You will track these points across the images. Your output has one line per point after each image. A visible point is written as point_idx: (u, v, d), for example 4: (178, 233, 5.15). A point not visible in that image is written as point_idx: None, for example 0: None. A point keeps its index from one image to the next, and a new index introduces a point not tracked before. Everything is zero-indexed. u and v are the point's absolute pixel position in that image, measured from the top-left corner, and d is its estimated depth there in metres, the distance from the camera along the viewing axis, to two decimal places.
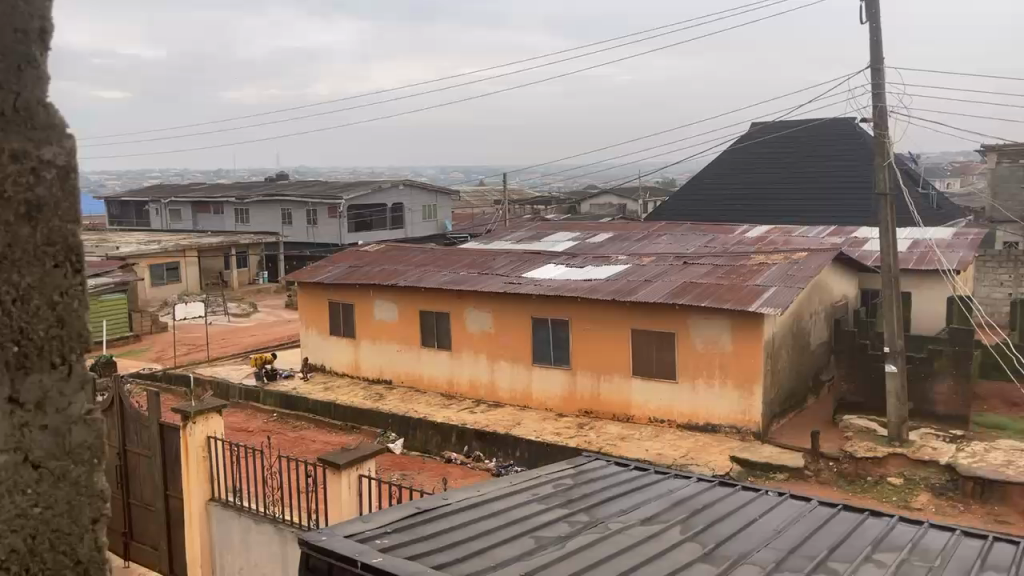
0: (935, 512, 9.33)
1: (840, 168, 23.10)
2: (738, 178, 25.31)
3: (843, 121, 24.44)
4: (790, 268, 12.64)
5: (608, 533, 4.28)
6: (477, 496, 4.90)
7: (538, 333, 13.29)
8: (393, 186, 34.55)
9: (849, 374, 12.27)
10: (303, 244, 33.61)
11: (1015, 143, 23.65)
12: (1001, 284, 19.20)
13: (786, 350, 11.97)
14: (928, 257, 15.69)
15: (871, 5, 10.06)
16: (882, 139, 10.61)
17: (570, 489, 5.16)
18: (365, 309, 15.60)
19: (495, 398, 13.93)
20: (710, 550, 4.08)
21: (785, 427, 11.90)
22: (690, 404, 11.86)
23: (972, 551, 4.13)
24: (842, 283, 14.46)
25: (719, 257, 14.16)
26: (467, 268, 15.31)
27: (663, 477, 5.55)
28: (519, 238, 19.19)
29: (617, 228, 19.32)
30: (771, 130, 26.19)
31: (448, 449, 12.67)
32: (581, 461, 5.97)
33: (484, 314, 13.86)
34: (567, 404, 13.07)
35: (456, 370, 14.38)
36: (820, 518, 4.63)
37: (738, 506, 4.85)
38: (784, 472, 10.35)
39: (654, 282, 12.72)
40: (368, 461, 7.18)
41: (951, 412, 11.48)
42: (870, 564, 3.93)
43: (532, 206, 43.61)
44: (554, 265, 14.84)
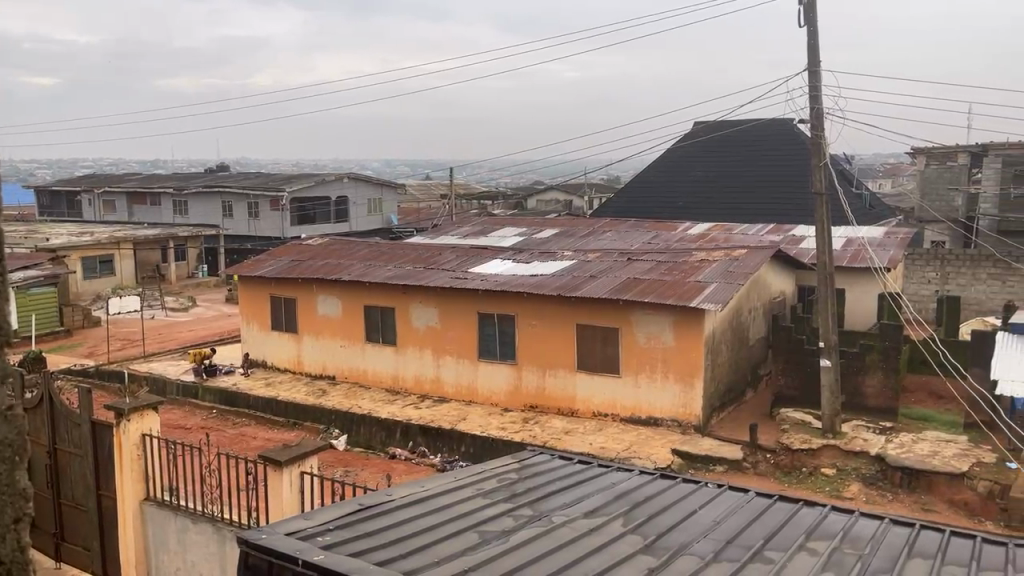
0: (865, 501, 9.68)
1: (779, 167, 23.70)
2: (680, 176, 25.72)
3: (781, 122, 25.07)
4: (731, 265, 12.91)
5: (551, 526, 4.32)
6: (421, 492, 4.88)
7: (484, 329, 13.29)
8: (337, 179, 34.08)
9: (786, 369, 12.62)
10: (244, 237, 32.90)
11: (942, 146, 24.52)
12: (928, 282, 19.99)
13: (726, 345, 12.24)
14: (860, 255, 16.23)
15: (810, 9, 10.32)
16: (819, 140, 10.91)
17: (515, 484, 5.18)
18: (308, 304, 15.36)
19: (440, 394, 13.89)
20: (650, 542, 4.15)
21: (724, 421, 12.18)
22: (632, 399, 12.02)
23: (899, 539, 4.29)
24: (779, 280, 14.85)
25: (662, 254, 14.39)
26: (413, 262, 15.21)
27: (606, 471, 5.62)
28: (465, 233, 19.15)
29: (564, 225, 19.42)
30: (714, 129, 26.66)
31: (392, 445, 12.59)
32: (526, 456, 5.99)
33: (430, 309, 13.79)
34: (512, 400, 13.12)
35: (401, 366, 14.29)
36: (757, 509, 4.76)
37: (679, 498, 4.94)
38: (723, 464, 10.59)
39: (598, 278, 12.85)
40: (310, 457, 7.07)
41: (881, 405, 11.91)
42: (804, 553, 4.05)
43: (479, 202, 43.56)
44: (500, 260, 14.86)
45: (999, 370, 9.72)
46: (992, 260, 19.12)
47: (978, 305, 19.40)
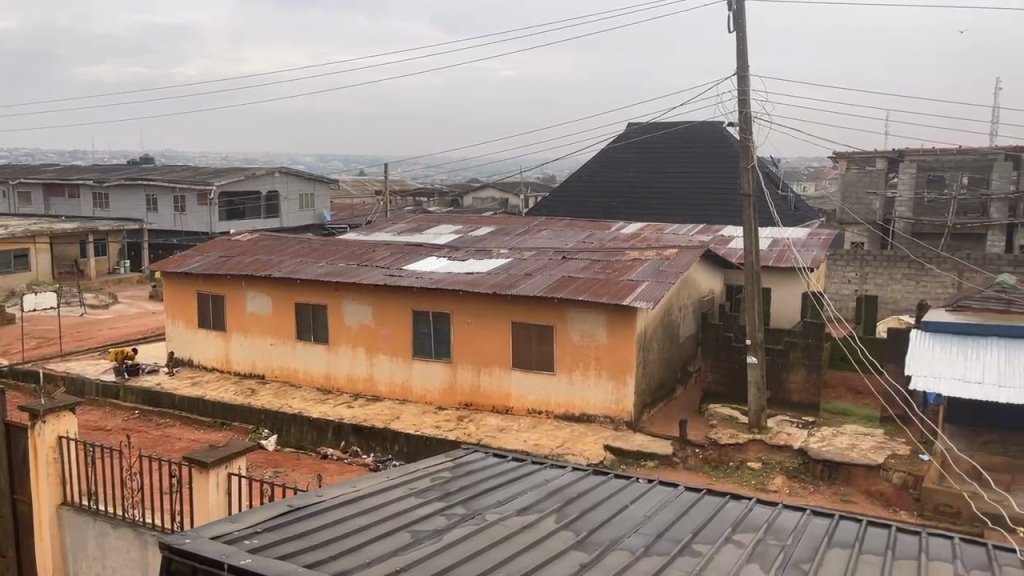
0: (788, 494, 10.03)
1: (709, 169, 24.26)
2: (614, 176, 26.08)
3: (711, 124, 25.65)
4: (662, 264, 13.15)
5: (485, 524, 4.32)
6: (353, 492, 4.81)
7: (418, 326, 13.21)
8: (268, 173, 33.30)
9: (714, 366, 12.94)
10: (170, 232, 31.85)
11: (861, 150, 25.53)
12: (848, 281, 20.82)
13: (657, 343, 12.46)
14: (786, 255, 16.75)
15: (739, 15, 10.59)
16: (747, 143, 11.21)
17: (448, 482, 5.16)
18: (236, 301, 14.97)
19: (373, 393, 13.74)
20: (582, 538, 4.19)
21: (655, 417, 12.40)
22: (566, 396, 12.13)
23: (820, 529, 4.45)
24: (709, 279, 15.21)
25: (596, 252, 14.55)
26: (346, 259, 14.99)
27: (539, 467, 5.66)
28: (400, 230, 18.98)
29: (499, 222, 19.44)
30: (646, 131, 27.12)
31: (324, 445, 12.40)
32: (460, 454, 5.98)
33: (364, 306, 13.63)
34: (446, 398, 13.08)
35: (333, 365, 14.07)
36: (686, 503, 4.86)
37: (611, 494, 5.01)
38: (654, 459, 10.79)
39: (533, 276, 12.90)
40: (237, 459, 6.89)
41: (804, 401, 12.34)
42: (730, 545, 4.16)
43: (414, 198, 43.23)
44: (435, 258, 14.77)
45: (913, 366, 10.18)
46: (907, 261, 20.00)
47: (894, 304, 20.25)
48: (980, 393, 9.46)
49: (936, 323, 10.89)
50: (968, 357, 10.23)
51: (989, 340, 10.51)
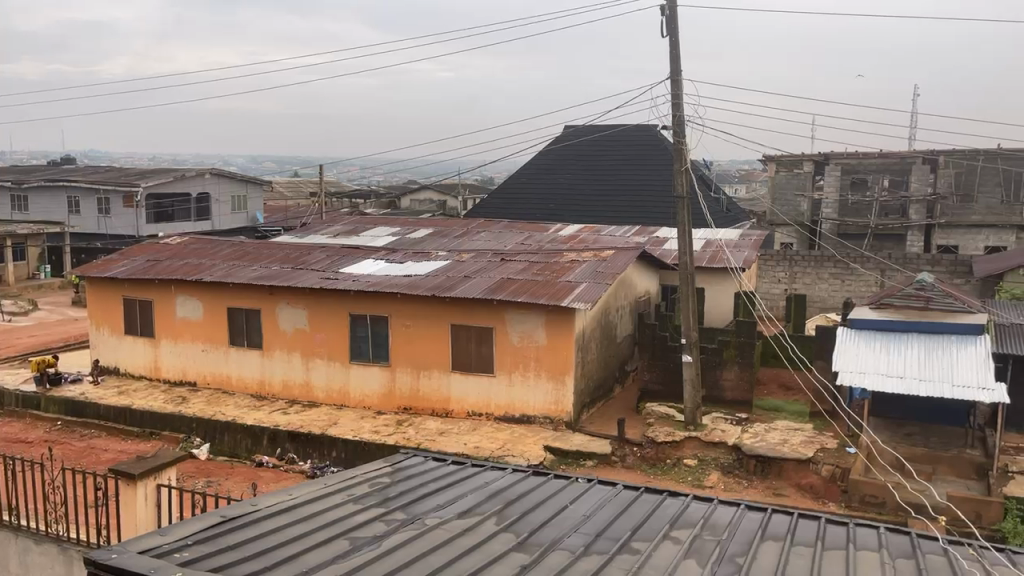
0: (723, 489, 10.28)
1: (644, 172, 24.67)
2: (552, 178, 26.27)
3: (645, 128, 26.09)
4: (600, 265, 13.30)
5: (425, 529, 4.28)
6: (288, 501, 4.69)
7: (356, 330, 13.03)
8: (198, 175, 32.37)
9: (651, 365, 13.15)
10: (94, 236, 30.65)
11: (790, 154, 26.35)
12: (778, 281, 21.43)
13: (595, 343, 12.59)
14: (718, 255, 17.14)
15: (672, 20, 10.79)
16: (680, 146, 11.41)
17: (387, 488, 5.10)
18: (166, 306, 14.51)
19: (310, 398, 13.49)
20: (523, 539, 4.20)
21: (594, 417, 12.53)
22: (506, 398, 12.15)
23: (754, 523, 4.56)
24: (645, 280, 15.45)
25: (534, 254, 14.62)
26: (281, 262, 14.69)
27: (479, 470, 5.64)
28: (335, 233, 18.71)
29: (438, 225, 19.33)
30: (584, 133, 27.42)
31: (259, 452, 12.13)
32: (399, 459, 5.90)
33: (299, 310, 13.37)
34: (385, 402, 12.93)
35: (268, 370, 13.76)
36: (624, 501, 4.92)
37: (551, 494, 5.03)
38: (593, 459, 10.89)
39: (472, 278, 12.87)
40: (166, 469, 6.66)
41: (737, 398, 12.64)
42: (667, 542, 4.22)
43: (350, 200, 42.66)
44: (372, 260, 14.60)
45: (839, 363, 10.54)
46: (833, 261, 20.70)
47: (822, 303, 20.93)
48: (902, 387, 9.88)
49: (861, 321, 11.26)
50: (891, 353, 10.64)
51: (910, 335, 10.95)
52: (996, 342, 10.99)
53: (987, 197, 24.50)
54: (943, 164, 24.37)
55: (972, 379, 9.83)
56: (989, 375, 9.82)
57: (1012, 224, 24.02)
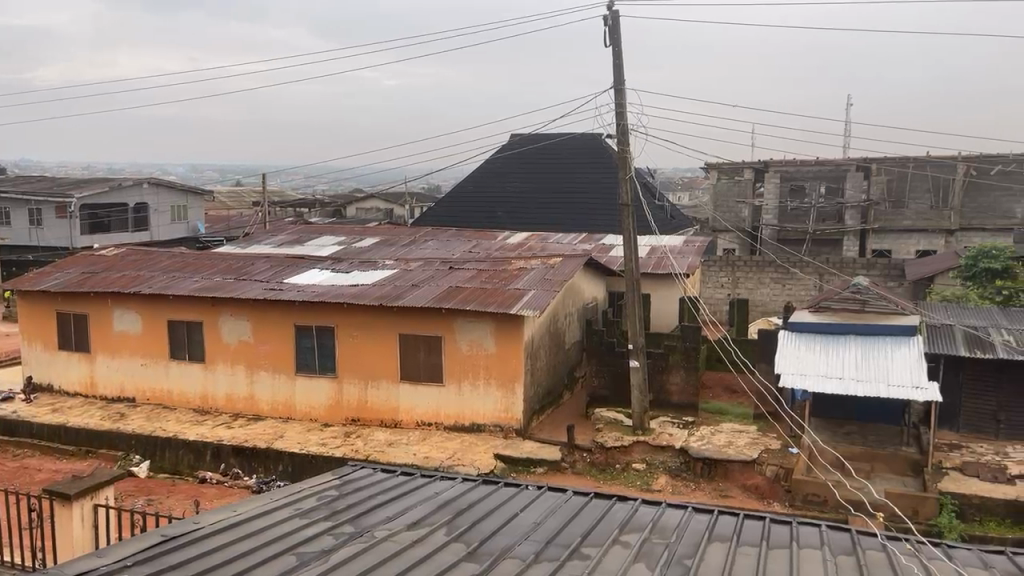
0: (671, 492, 10.43)
1: (590, 180, 24.92)
2: (499, 187, 26.31)
3: (591, 136, 26.33)
4: (547, 272, 13.37)
5: (374, 542, 4.23)
6: (233, 517, 4.58)
7: (301, 341, 12.82)
8: (136, 184, 31.52)
9: (599, 371, 13.26)
10: (25, 248, 29.53)
11: (730, 161, 26.91)
12: (721, 286, 21.85)
13: (543, 349, 12.63)
14: (663, 261, 17.41)
15: (614, 30, 10.95)
16: (624, 153, 11.55)
17: (335, 501, 5.02)
18: (102, 320, 14.06)
19: (254, 411, 13.22)
20: (473, 549, 4.18)
21: (543, 423, 12.56)
22: (455, 406, 12.09)
23: (701, 525, 4.63)
24: (592, 286, 15.60)
25: (481, 262, 14.63)
26: (223, 273, 14.38)
27: (429, 480, 5.60)
28: (280, 242, 18.40)
29: (385, 233, 19.19)
30: (530, 142, 27.50)
31: (202, 468, 11.84)
32: (346, 471, 5.82)
33: (242, 322, 13.10)
34: (332, 413, 12.75)
35: (211, 384, 13.44)
36: (574, 508, 4.93)
37: (501, 503, 5.03)
38: (543, 465, 10.92)
39: (420, 287, 12.80)
40: (106, 488, 6.46)
41: (683, 401, 12.84)
42: (617, 546, 4.25)
43: (295, 209, 42.12)
44: (318, 270, 14.40)
45: (781, 365, 10.80)
46: (774, 265, 21.23)
47: (763, 306, 21.42)
48: (840, 388, 10.18)
49: (802, 323, 11.54)
50: (830, 355, 10.94)
51: (847, 337, 11.29)
52: (928, 342, 11.38)
53: (918, 203, 25.09)
54: (875, 171, 25.11)
55: (907, 379, 10.17)
56: (922, 375, 10.17)
57: (942, 228, 24.82)
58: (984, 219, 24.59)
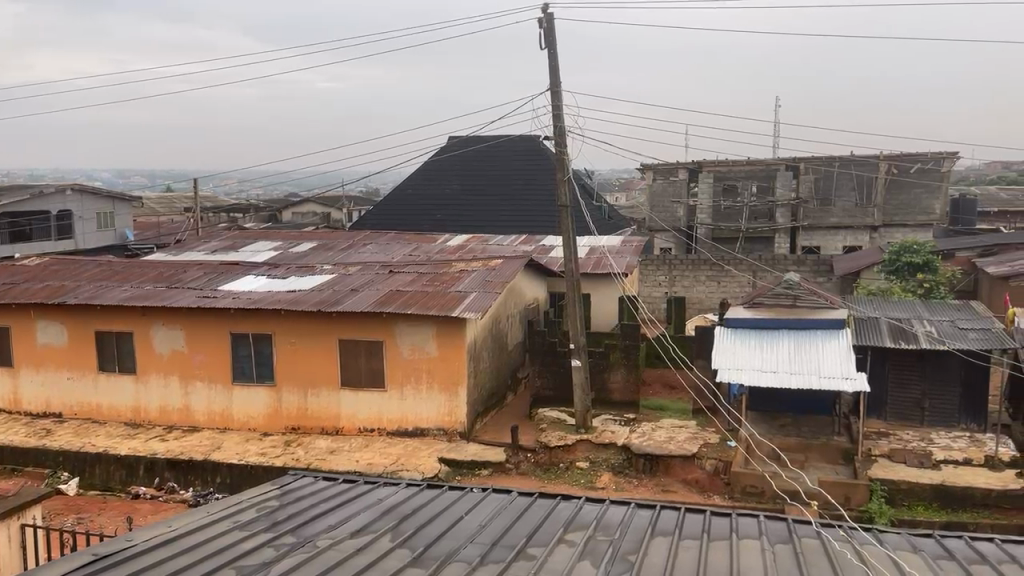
0: (614, 489, 10.57)
1: (528, 182, 25.04)
2: (438, 189, 26.21)
3: (528, 138, 26.45)
4: (488, 274, 13.38)
5: (317, 551, 4.17)
6: (167, 533, 4.43)
7: (237, 349, 12.52)
8: (58, 191, 30.28)
9: (541, 372, 13.33)
10: None
11: (665, 162, 27.41)
12: (659, 284, 22.22)
13: (485, 352, 12.62)
14: (602, 261, 17.62)
15: (550, 32, 11.03)
16: (562, 156, 11.64)
17: (275, 512, 4.92)
18: (25, 332, 13.48)
19: (189, 423, 12.85)
20: (418, 554, 4.15)
21: (487, 425, 12.55)
22: (398, 412, 11.99)
23: (644, 521, 4.69)
24: (533, 287, 15.67)
25: (421, 265, 14.57)
26: (153, 281, 13.95)
27: (372, 487, 5.53)
28: (213, 248, 17.96)
29: (322, 238, 18.86)
30: (469, 143, 27.41)
31: (135, 484, 11.47)
32: (286, 480, 5.71)
33: (174, 331, 12.71)
34: (270, 423, 12.49)
35: (143, 396, 13.01)
36: (519, 508, 4.95)
37: (446, 507, 5.00)
38: (488, 468, 10.94)
39: (359, 291, 12.64)
40: (32, 507, 6.19)
41: (624, 399, 13.02)
42: (562, 545, 4.28)
43: (229, 215, 41.20)
44: (253, 277, 14.09)
45: (719, 361, 11.07)
46: (708, 264, 21.71)
47: (699, 304, 21.88)
48: (774, 381, 10.48)
49: (737, 319, 11.82)
50: (764, 350, 11.24)
51: (781, 331, 11.59)
52: (855, 335, 11.81)
53: (843, 200, 26.03)
54: (803, 170, 25.97)
55: (837, 370, 10.53)
56: (850, 366, 10.55)
57: (865, 225, 25.98)
58: (906, 215, 25.54)
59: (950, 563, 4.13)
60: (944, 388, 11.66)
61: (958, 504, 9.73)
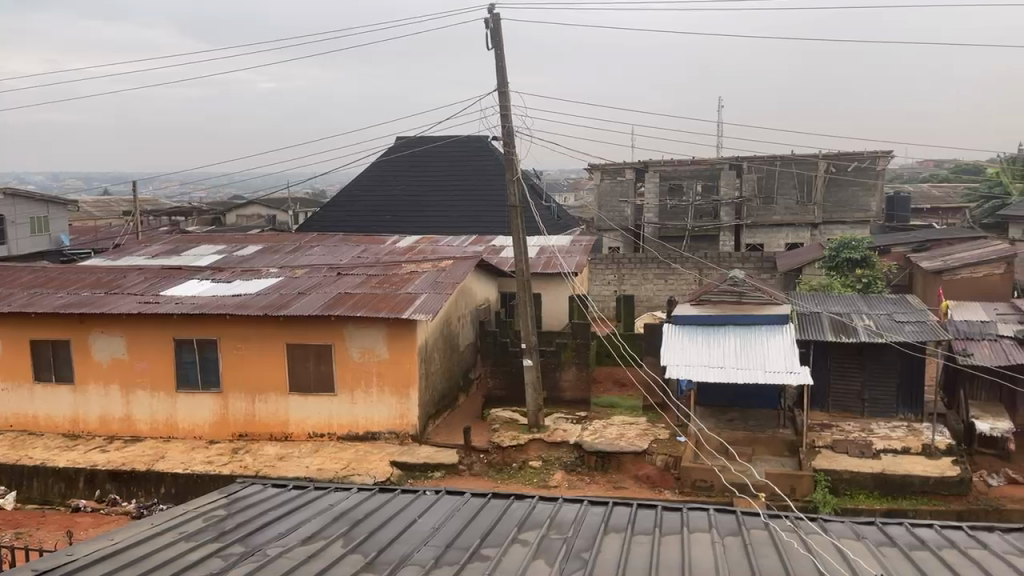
0: (567, 487, 10.65)
1: (477, 182, 25.03)
2: (386, 190, 25.98)
3: (476, 138, 26.44)
4: (438, 275, 13.32)
5: (267, 560, 4.09)
6: (110, 546, 4.29)
7: (181, 355, 12.20)
8: None
9: (493, 372, 13.33)
10: None
11: (612, 162, 27.67)
12: (608, 283, 22.41)
13: (436, 353, 12.56)
14: (552, 261, 17.70)
15: (497, 32, 11.04)
16: (511, 156, 11.66)
17: (223, 521, 4.81)
18: None
19: (132, 432, 12.49)
20: (372, 559, 4.11)
21: (439, 427, 12.48)
22: (349, 416, 11.85)
23: (597, 517, 4.73)
24: (483, 287, 15.66)
25: (370, 267, 14.43)
26: (91, 287, 13.52)
27: (323, 493, 5.46)
28: (154, 252, 17.50)
29: (267, 240, 18.54)
30: (417, 143, 27.27)
31: (75, 497, 11.12)
32: (234, 488, 5.59)
33: (114, 339, 12.33)
34: (217, 430, 12.22)
35: (82, 406, 12.59)
36: (473, 509, 4.94)
37: (398, 510, 4.96)
38: (441, 470, 10.89)
39: (307, 294, 12.44)
40: None
41: (576, 397, 13.11)
42: (516, 545, 4.28)
43: (171, 218, 40.24)
44: (197, 281, 13.76)
45: (667, 358, 11.23)
46: (656, 262, 22.01)
47: (647, 302, 22.18)
48: (721, 376, 10.69)
49: (684, 316, 12.01)
50: (712, 346, 11.44)
51: (727, 327, 11.81)
52: (799, 329, 12.10)
53: (785, 198, 26.70)
54: (746, 169, 26.51)
55: (781, 364, 10.77)
56: (794, 360, 10.81)
57: (807, 222, 26.66)
58: (844, 213, 26.33)
59: (890, 549, 4.27)
60: (882, 379, 12.04)
61: (898, 492, 10.06)
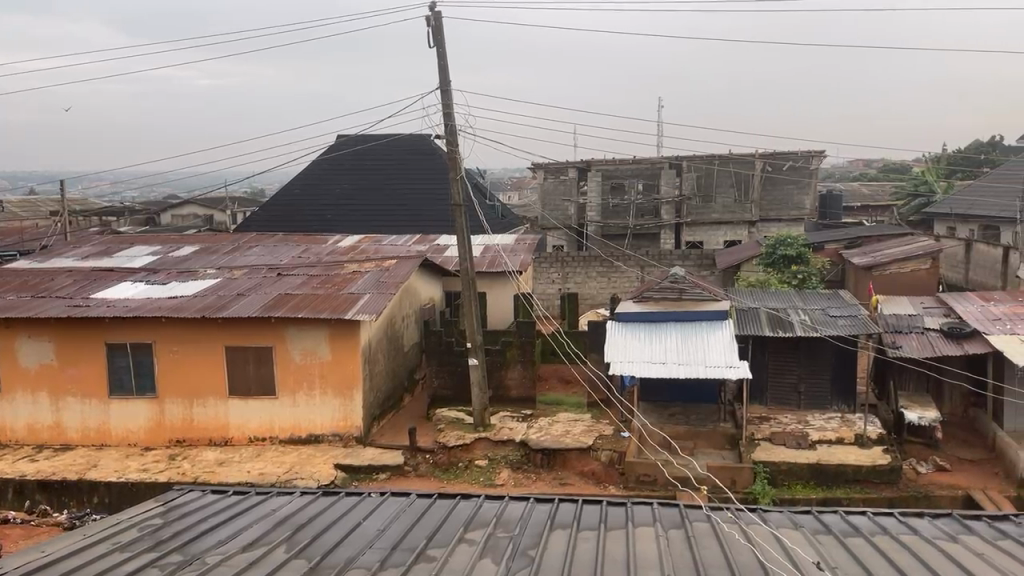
0: (513, 485, 10.71)
1: (420, 182, 24.90)
2: (327, 189, 25.60)
3: (418, 137, 26.30)
4: (381, 275, 13.17)
5: (209, 568, 3.99)
6: (40, 558, 4.12)
7: (114, 360, 11.80)
8: None
9: (438, 372, 13.26)
10: None
11: (556, 161, 27.82)
12: (552, 281, 22.54)
13: (380, 353, 12.44)
14: (496, 260, 17.71)
15: (438, 30, 10.99)
16: (454, 155, 11.61)
17: (160, 530, 4.67)
18: None
19: (63, 441, 12.03)
20: (315, 564, 4.05)
21: (384, 429, 12.37)
22: (291, 418, 11.64)
23: (542, 515, 4.75)
24: (427, 287, 15.56)
25: (311, 267, 14.19)
26: (17, 290, 12.97)
27: (265, 498, 5.35)
28: (85, 253, 16.88)
29: (205, 240, 18.08)
30: (358, 142, 26.96)
31: (2, 508, 10.67)
32: (171, 496, 5.43)
33: (42, 344, 11.85)
34: (152, 436, 11.86)
35: (9, 414, 12.09)
36: (418, 510, 4.91)
37: (342, 514, 4.88)
38: (386, 471, 10.81)
39: (246, 296, 12.16)
40: None
41: (521, 395, 13.15)
42: (462, 545, 4.28)
43: (101, 219, 38.87)
44: (130, 283, 13.32)
45: (611, 355, 11.35)
46: (599, 261, 22.24)
47: (591, 299, 22.40)
48: (663, 372, 10.86)
49: (628, 313, 12.15)
50: (654, 342, 11.60)
51: (669, 324, 12.00)
52: (738, 325, 12.37)
53: (723, 197, 27.28)
54: (685, 168, 27.00)
55: (721, 359, 11.00)
56: (733, 354, 11.05)
57: (744, 220, 27.28)
58: (780, 211, 27.04)
59: (826, 537, 4.41)
60: (816, 373, 12.40)
61: (833, 482, 10.39)
